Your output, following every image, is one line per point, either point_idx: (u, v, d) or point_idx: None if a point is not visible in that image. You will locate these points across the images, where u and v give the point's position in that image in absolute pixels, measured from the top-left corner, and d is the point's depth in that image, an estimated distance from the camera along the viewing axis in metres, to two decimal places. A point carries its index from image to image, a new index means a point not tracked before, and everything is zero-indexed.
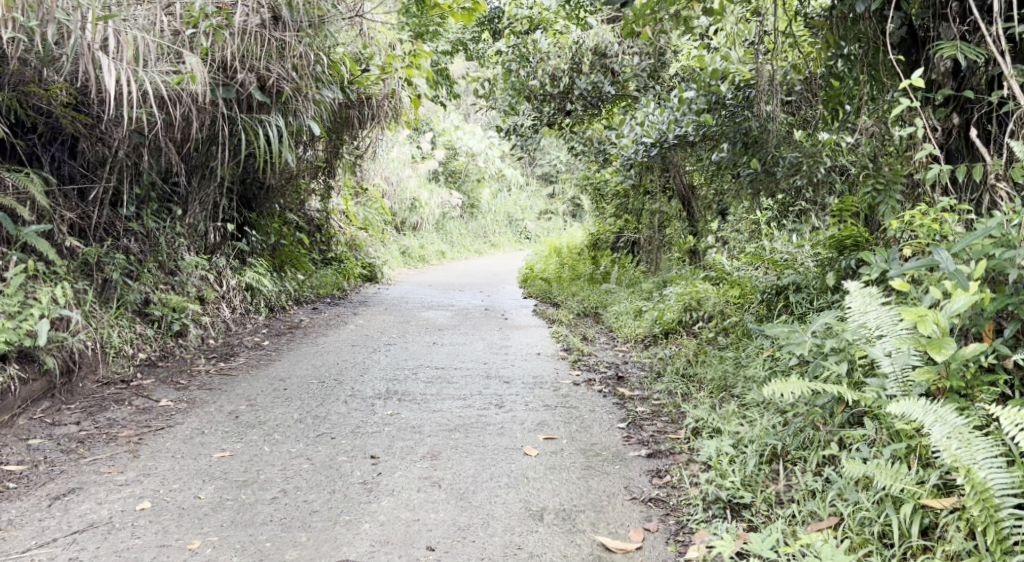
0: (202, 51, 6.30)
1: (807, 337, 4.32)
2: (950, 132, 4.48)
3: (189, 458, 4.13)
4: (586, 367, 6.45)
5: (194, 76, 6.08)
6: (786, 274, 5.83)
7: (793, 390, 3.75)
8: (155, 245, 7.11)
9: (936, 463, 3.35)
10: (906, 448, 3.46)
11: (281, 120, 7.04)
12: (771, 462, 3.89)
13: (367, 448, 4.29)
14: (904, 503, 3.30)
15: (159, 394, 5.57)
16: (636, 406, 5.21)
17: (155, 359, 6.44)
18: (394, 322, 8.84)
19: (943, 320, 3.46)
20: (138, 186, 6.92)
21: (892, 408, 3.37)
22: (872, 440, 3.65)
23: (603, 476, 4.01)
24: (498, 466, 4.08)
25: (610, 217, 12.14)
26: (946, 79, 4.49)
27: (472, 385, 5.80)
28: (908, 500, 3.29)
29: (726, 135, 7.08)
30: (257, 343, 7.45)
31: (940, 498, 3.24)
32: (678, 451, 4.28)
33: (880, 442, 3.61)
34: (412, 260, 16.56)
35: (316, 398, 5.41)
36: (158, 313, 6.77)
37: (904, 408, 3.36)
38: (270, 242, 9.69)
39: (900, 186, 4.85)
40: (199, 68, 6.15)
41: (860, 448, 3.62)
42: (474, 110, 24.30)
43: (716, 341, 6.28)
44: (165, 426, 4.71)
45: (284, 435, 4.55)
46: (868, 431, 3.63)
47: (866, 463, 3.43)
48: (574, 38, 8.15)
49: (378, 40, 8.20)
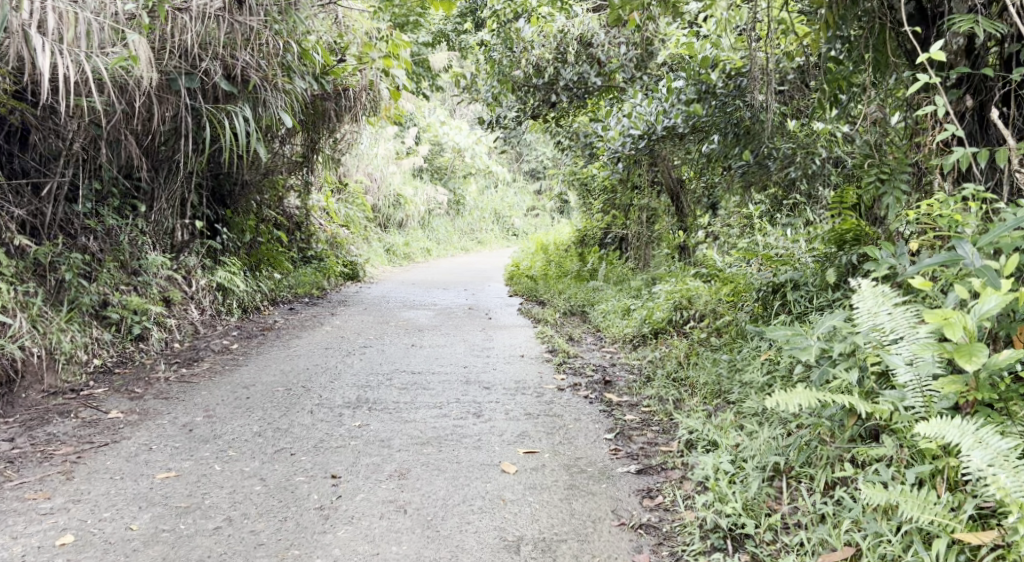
0: (148, 31, 5.85)
1: (813, 341, 3.91)
2: (963, 116, 4.13)
3: (128, 480, 3.72)
4: (572, 370, 6.07)
5: (136, 57, 5.54)
6: (783, 272, 5.47)
7: (798, 401, 3.40)
8: (116, 243, 6.68)
9: (968, 488, 2.99)
10: (931, 470, 3.09)
11: (249, 111, 6.63)
12: (773, 480, 3.53)
13: (329, 467, 3.89)
14: (936, 538, 2.93)
15: (110, 404, 5.15)
16: (625, 414, 4.83)
17: (110, 366, 6.04)
18: (373, 322, 8.45)
19: (972, 324, 3.07)
20: (97, 180, 6.49)
21: (921, 428, 3.00)
22: (891, 461, 3.27)
23: (589, 498, 3.62)
24: (472, 486, 3.69)
25: (597, 213, 11.79)
26: (958, 58, 4.09)
27: (449, 392, 5.41)
28: (940, 534, 2.92)
29: (717, 126, 6.76)
30: (226, 346, 7.01)
31: (978, 532, 2.87)
32: (671, 466, 3.91)
33: (900, 461, 3.23)
34: (397, 259, 16.10)
35: (280, 408, 5.01)
36: (117, 316, 6.35)
37: (934, 429, 2.98)
38: (246, 239, 9.30)
39: (905, 177, 4.52)
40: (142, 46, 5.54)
41: (878, 471, 3.24)
42: (458, 106, 23.94)
43: (708, 341, 5.90)
44: (109, 442, 4.30)
45: (239, 451, 4.15)
46: (889, 449, 3.27)
47: (888, 489, 3.05)
48: (559, 27, 7.74)
49: (355, 28, 7.68)
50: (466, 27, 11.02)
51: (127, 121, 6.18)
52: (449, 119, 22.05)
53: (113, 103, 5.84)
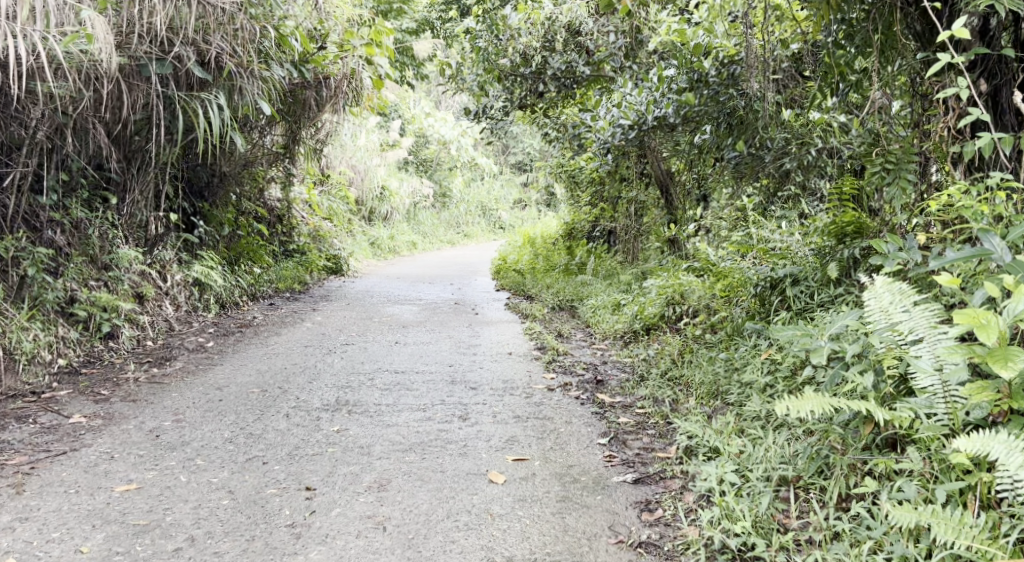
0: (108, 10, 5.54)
1: (824, 342, 3.66)
2: (977, 100, 3.90)
3: (84, 494, 3.44)
4: (561, 369, 5.81)
5: (91, 33, 5.23)
6: (782, 266, 5.22)
7: (810, 408, 3.19)
8: (85, 237, 6.38)
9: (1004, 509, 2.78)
10: (963, 487, 2.89)
11: (223, 98, 6.33)
12: (780, 491, 3.30)
13: (304, 478, 3.63)
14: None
15: (72, 408, 4.85)
16: (619, 416, 4.58)
17: (77, 366, 5.75)
18: (355, 318, 8.16)
19: (1005, 327, 2.86)
20: (64, 171, 6.18)
21: (961, 444, 2.79)
22: (915, 475, 3.05)
23: (583, 511, 3.37)
24: (458, 499, 3.43)
25: (585, 205, 11.49)
26: (973, 40, 3.86)
27: (434, 392, 5.15)
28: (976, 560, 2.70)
29: (710, 115, 6.49)
30: (200, 344, 6.71)
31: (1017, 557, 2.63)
32: (670, 475, 3.67)
33: (924, 476, 3.02)
34: (381, 252, 15.77)
35: (255, 411, 4.73)
36: (84, 313, 6.04)
37: (975, 444, 2.78)
38: (225, 233, 8.98)
39: (913, 166, 4.27)
40: (99, 23, 5.25)
41: (902, 487, 3.02)
42: (443, 97, 23.61)
43: (703, 338, 5.65)
44: (67, 450, 4.01)
45: (208, 460, 3.87)
46: (917, 465, 3.02)
47: (918, 508, 2.83)
48: (547, 14, 7.37)
49: (336, 15, 7.40)
50: (451, 14, 10.69)
51: (95, 108, 5.88)
52: (436, 111, 21.77)
53: (77, 88, 5.53)
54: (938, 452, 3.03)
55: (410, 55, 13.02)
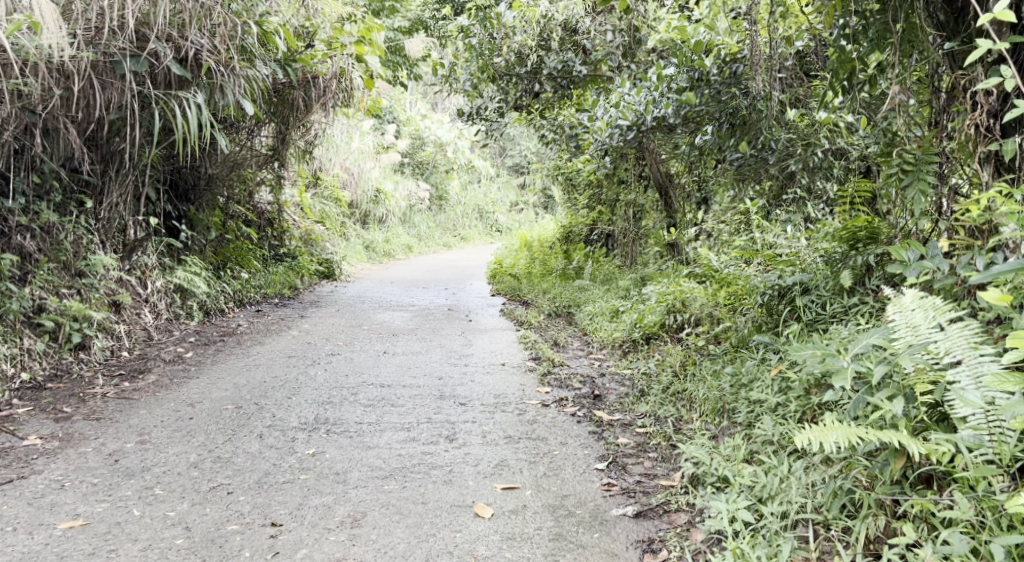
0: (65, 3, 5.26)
1: (846, 362, 3.33)
2: (1008, 96, 3.58)
3: (22, 533, 3.18)
4: (557, 383, 5.45)
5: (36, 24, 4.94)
6: (791, 274, 4.87)
7: (835, 439, 2.89)
8: (56, 242, 6.01)
9: None
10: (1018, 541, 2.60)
11: (202, 96, 5.88)
12: (795, 529, 3.01)
13: (270, 511, 3.34)
14: None
15: (29, 428, 4.50)
16: (618, 437, 4.25)
17: (41, 381, 5.40)
18: (343, 326, 7.81)
19: None
20: (36, 173, 5.81)
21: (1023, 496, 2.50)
22: (959, 521, 2.76)
23: (577, 552, 3.09)
24: (438, 538, 3.15)
25: (583, 208, 11.10)
26: (1003, 28, 3.54)
27: (420, 409, 4.80)
28: None
29: (711, 116, 6.12)
30: (179, 355, 6.36)
31: None
32: (675, 508, 3.37)
33: (972, 525, 2.72)
34: (376, 255, 15.42)
35: (226, 432, 4.38)
36: (51, 323, 5.67)
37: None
38: (212, 237, 8.61)
39: (935, 169, 3.96)
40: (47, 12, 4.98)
41: (945, 538, 2.73)
42: (440, 99, 23.29)
43: (706, 349, 5.30)
44: (14, 478, 3.67)
45: (168, 489, 3.53)
46: (965, 513, 2.72)
47: None
48: (543, 12, 7.03)
49: (323, 12, 7.02)
50: (445, 12, 10.37)
51: (65, 107, 5.52)
52: (432, 113, 21.44)
53: (47, 86, 5.25)
54: (987, 495, 2.74)
55: (403, 55, 12.77)
